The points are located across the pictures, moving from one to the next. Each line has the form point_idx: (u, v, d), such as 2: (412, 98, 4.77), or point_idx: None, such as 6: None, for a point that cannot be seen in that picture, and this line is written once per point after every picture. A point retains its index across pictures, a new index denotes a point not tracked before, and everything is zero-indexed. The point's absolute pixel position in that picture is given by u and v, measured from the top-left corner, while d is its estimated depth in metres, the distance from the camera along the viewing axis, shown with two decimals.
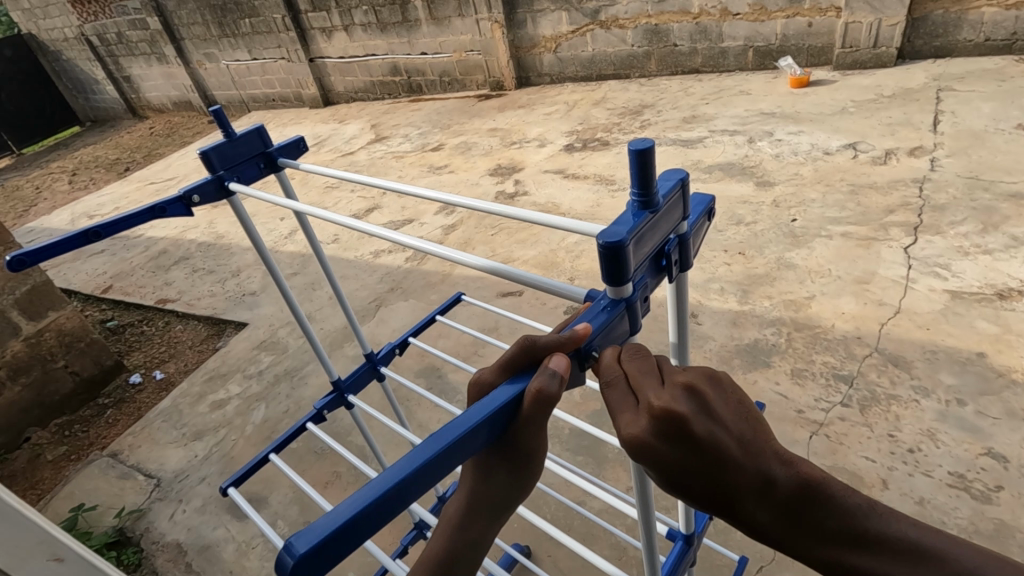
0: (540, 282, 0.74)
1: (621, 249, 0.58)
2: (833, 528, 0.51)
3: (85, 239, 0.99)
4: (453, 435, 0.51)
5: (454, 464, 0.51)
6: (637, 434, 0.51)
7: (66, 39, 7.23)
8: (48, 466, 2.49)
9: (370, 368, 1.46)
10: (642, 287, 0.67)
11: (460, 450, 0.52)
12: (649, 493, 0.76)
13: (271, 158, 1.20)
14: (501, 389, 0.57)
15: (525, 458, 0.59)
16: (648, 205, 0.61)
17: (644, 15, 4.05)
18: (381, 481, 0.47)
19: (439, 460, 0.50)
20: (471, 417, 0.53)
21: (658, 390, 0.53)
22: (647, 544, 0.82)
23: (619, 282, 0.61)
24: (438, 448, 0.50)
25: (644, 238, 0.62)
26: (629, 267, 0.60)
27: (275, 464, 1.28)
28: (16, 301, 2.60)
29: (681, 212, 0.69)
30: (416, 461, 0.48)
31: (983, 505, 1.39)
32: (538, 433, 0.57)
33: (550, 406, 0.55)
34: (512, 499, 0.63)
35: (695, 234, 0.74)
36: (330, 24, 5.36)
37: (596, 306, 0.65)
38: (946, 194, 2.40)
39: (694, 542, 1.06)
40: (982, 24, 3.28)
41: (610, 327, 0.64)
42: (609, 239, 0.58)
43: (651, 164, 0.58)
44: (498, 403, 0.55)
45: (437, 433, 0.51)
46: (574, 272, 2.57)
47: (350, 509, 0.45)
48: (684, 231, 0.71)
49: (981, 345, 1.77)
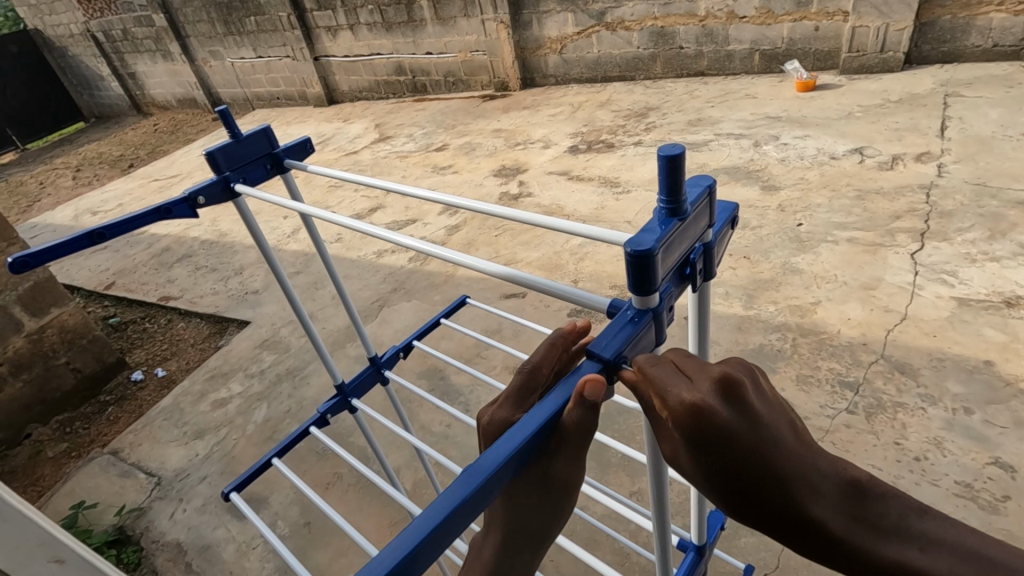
0: (558, 289, 0.72)
1: (649, 257, 0.57)
2: (887, 523, 0.49)
3: (89, 239, 0.99)
4: (492, 465, 0.50)
5: (494, 493, 0.51)
6: (701, 398, 0.49)
7: (72, 35, 7.25)
8: (48, 463, 2.49)
9: (374, 371, 1.45)
10: (668, 296, 0.65)
11: (500, 481, 0.51)
12: (666, 505, 0.74)
13: (278, 159, 1.19)
14: (533, 413, 0.55)
15: (562, 486, 0.58)
16: (677, 212, 0.60)
17: (650, 18, 4.04)
18: (417, 526, 0.46)
19: (475, 496, 0.49)
20: (508, 444, 0.52)
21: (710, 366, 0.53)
22: (661, 555, 0.81)
23: (647, 292, 0.60)
24: (478, 481, 0.49)
25: (672, 246, 0.61)
26: (656, 276, 0.59)
27: (278, 468, 1.26)
28: (19, 297, 2.59)
29: (707, 220, 0.68)
30: (456, 496, 0.48)
31: (991, 516, 1.38)
32: (573, 462, 0.57)
33: (588, 432, 0.55)
34: (550, 527, 0.61)
35: (719, 243, 0.73)
36: (336, 23, 5.36)
37: (622, 317, 0.63)
38: (953, 201, 2.38)
39: (706, 553, 1.05)
40: (991, 30, 3.26)
41: (637, 339, 0.62)
42: (637, 247, 0.57)
43: (680, 171, 0.57)
44: (531, 430, 0.54)
45: (476, 463, 0.51)
46: (578, 275, 2.56)
47: (391, 557, 0.44)
48: (709, 239, 0.70)
49: (988, 353, 1.76)
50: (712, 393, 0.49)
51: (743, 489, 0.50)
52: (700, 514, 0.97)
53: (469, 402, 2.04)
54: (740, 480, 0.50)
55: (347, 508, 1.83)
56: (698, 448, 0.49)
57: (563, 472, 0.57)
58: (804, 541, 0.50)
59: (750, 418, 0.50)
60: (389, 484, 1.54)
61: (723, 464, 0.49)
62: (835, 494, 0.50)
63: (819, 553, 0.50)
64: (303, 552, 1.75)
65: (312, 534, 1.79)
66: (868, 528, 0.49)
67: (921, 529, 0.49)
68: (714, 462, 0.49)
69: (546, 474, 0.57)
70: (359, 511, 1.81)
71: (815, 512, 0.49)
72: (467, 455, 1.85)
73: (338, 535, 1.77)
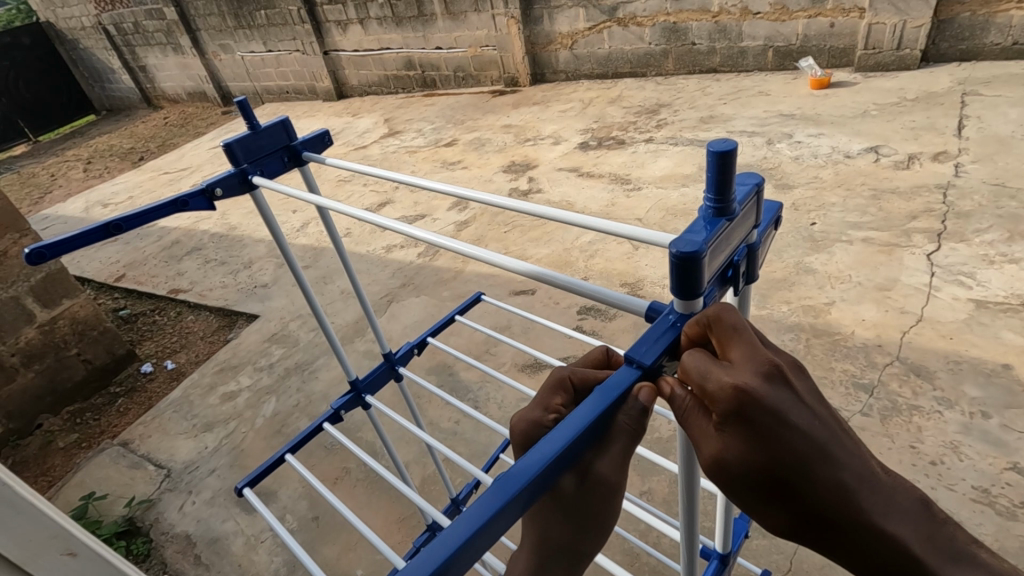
0: (591, 291, 0.69)
1: (696, 259, 0.55)
2: (942, 545, 0.50)
3: (104, 231, 0.98)
4: (531, 469, 0.49)
5: (531, 499, 0.49)
6: (743, 385, 0.49)
7: (84, 28, 7.28)
8: (59, 453, 2.51)
9: (388, 368, 1.44)
10: (710, 300, 0.64)
11: (539, 486, 0.49)
12: (695, 513, 0.72)
13: (295, 152, 1.18)
14: (576, 411, 0.54)
15: (605, 487, 0.59)
16: (724, 212, 0.59)
17: (663, 14, 4.00)
18: (454, 533, 0.45)
19: (515, 501, 0.47)
20: (550, 445, 0.50)
21: (755, 348, 0.52)
22: (688, 565, 0.78)
23: (691, 297, 0.58)
24: (515, 489, 0.47)
25: (718, 248, 0.60)
26: (703, 279, 0.57)
27: (289, 464, 1.25)
28: (31, 288, 2.61)
29: (752, 220, 0.67)
30: (496, 501, 0.47)
31: (1008, 522, 1.36)
32: (619, 460, 0.58)
33: (635, 428, 0.57)
34: (579, 530, 0.62)
35: (763, 244, 0.72)
36: (346, 17, 5.35)
37: (663, 322, 0.62)
38: (971, 201, 2.35)
39: (730, 561, 1.04)
40: (1011, 27, 3.21)
41: (677, 345, 0.61)
42: (683, 248, 0.55)
43: (731, 168, 0.56)
44: (573, 432, 0.52)
45: (511, 469, 0.49)
46: (588, 272, 2.54)
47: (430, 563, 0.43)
48: (754, 240, 0.68)
49: (1007, 356, 1.73)
50: (756, 374, 0.50)
51: (794, 487, 0.49)
52: (726, 523, 0.96)
53: (478, 399, 2.03)
54: (793, 475, 0.48)
55: (356, 503, 1.82)
56: (755, 447, 0.48)
57: (608, 471, 0.58)
58: (870, 558, 0.49)
59: (799, 402, 0.50)
60: (399, 479, 1.52)
61: (775, 457, 0.48)
62: (903, 506, 0.50)
63: (889, 573, 0.50)
64: (311, 546, 1.75)
65: (321, 528, 1.80)
66: (936, 548, 0.50)
67: (981, 556, 0.51)
68: (769, 457, 0.48)
69: (591, 471, 0.58)
70: (368, 507, 1.81)
71: (886, 524, 0.49)
72: (475, 451, 1.85)
73: (347, 531, 1.77)
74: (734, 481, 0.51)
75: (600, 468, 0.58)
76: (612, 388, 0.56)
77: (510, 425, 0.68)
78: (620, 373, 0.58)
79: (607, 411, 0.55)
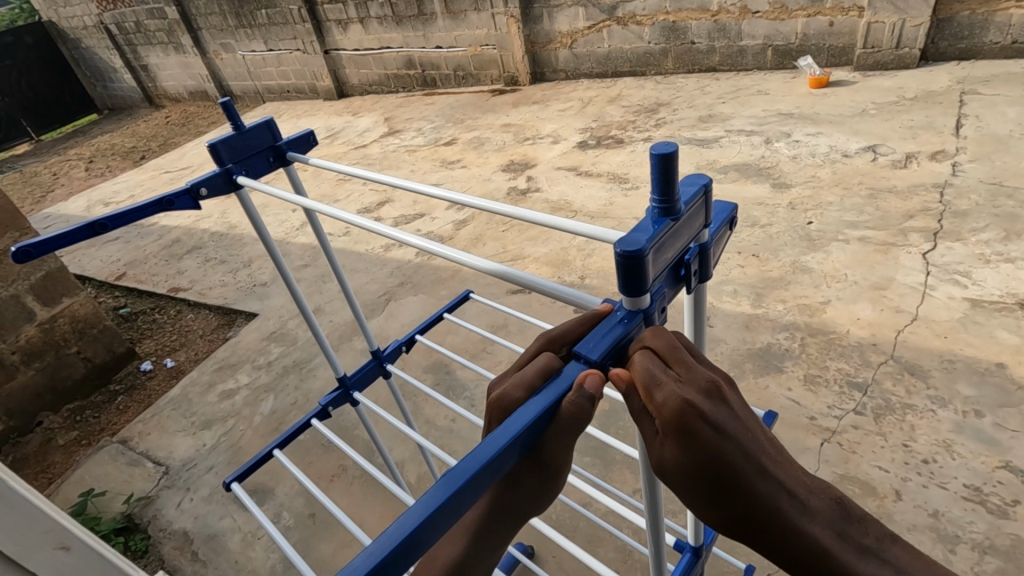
0: (552, 288, 0.71)
1: (640, 257, 0.56)
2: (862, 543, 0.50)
3: (91, 230, 0.99)
4: (469, 471, 0.50)
5: (471, 497, 0.51)
6: (686, 397, 0.52)
7: (86, 27, 7.30)
8: (59, 451, 2.53)
9: (376, 365, 1.44)
10: (660, 297, 0.65)
11: (478, 485, 0.51)
12: (658, 499, 0.75)
13: (281, 151, 1.19)
14: (520, 411, 0.56)
15: (554, 470, 0.59)
16: (670, 212, 0.60)
17: (663, 13, 4.00)
18: (396, 528, 0.47)
19: (451, 501, 0.49)
20: (488, 449, 0.52)
21: (695, 366, 0.56)
22: (655, 550, 0.81)
23: (637, 293, 0.59)
24: (457, 486, 0.49)
25: (664, 246, 0.60)
26: (647, 277, 0.58)
27: (277, 461, 1.25)
28: (31, 287, 2.62)
29: (703, 219, 0.67)
30: (432, 502, 0.48)
31: (999, 520, 1.37)
32: (566, 446, 0.58)
33: (583, 419, 0.56)
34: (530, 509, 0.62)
35: (716, 243, 0.72)
36: (346, 16, 5.35)
37: (612, 319, 0.63)
38: (968, 201, 2.34)
39: (703, 554, 1.05)
40: (1011, 26, 3.20)
41: (628, 344, 0.62)
42: (627, 247, 0.56)
43: (674, 170, 0.57)
44: (515, 429, 0.54)
45: (452, 468, 0.51)
46: (585, 271, 2.54)
47: (367, 561, 0.45)
48: (705, 240, 0.69)
49: (1001, 356, 1.73)
50: (699, 391, 0.53)
51: (728, 492, 0.51)
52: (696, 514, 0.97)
53: (474, 398, 2.04)
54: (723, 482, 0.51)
55: (352, 501, 1.83)
56: (689, 458, 0.51)
57: (557, 455, 0.58)
58: (793, 561, 0.50)
59: (734, 414, 0.53)
60: (390, 477, 1.51)
61: (708, 464, 0.51)
62: (819, 507, 0.52)
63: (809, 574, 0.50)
64: (306, 543, 1.76)
65: (316, 526, 1.80)
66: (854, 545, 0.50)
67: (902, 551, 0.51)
68: (703, 464, 0.51)
69: (542, 457, 0.58)
70: (363, 505, 1.81)
71: (801, 520, 0.50)
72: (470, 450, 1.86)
73: (342, 528, 1.78)
74: (677, 483, 0.53)
75: (551, 450, 0.58)
76: (557, 384, 0.58)
77: (492, 398, 0.61)
78: (569, 370, 0.59)
79: (552, 407, 0.56)
